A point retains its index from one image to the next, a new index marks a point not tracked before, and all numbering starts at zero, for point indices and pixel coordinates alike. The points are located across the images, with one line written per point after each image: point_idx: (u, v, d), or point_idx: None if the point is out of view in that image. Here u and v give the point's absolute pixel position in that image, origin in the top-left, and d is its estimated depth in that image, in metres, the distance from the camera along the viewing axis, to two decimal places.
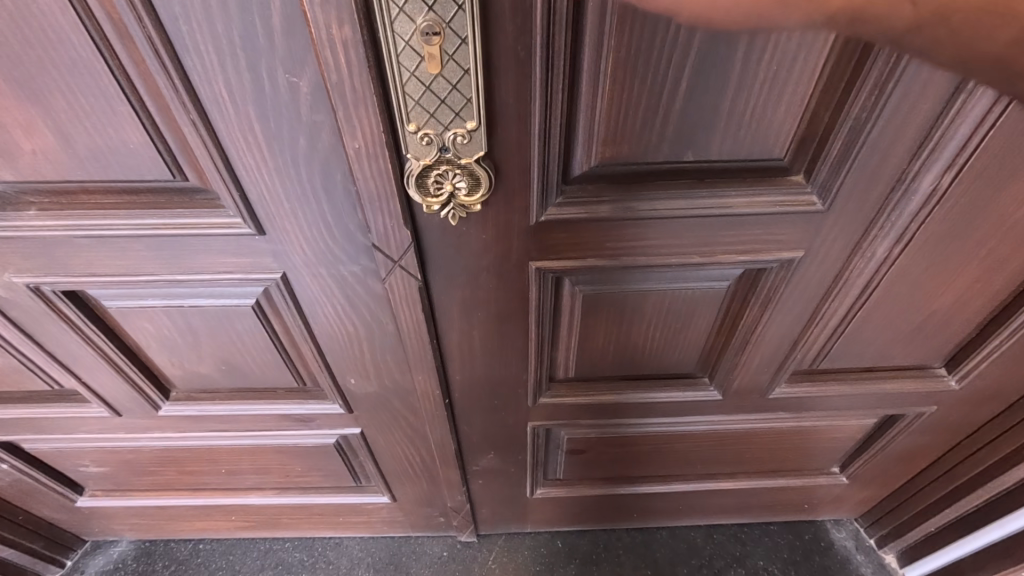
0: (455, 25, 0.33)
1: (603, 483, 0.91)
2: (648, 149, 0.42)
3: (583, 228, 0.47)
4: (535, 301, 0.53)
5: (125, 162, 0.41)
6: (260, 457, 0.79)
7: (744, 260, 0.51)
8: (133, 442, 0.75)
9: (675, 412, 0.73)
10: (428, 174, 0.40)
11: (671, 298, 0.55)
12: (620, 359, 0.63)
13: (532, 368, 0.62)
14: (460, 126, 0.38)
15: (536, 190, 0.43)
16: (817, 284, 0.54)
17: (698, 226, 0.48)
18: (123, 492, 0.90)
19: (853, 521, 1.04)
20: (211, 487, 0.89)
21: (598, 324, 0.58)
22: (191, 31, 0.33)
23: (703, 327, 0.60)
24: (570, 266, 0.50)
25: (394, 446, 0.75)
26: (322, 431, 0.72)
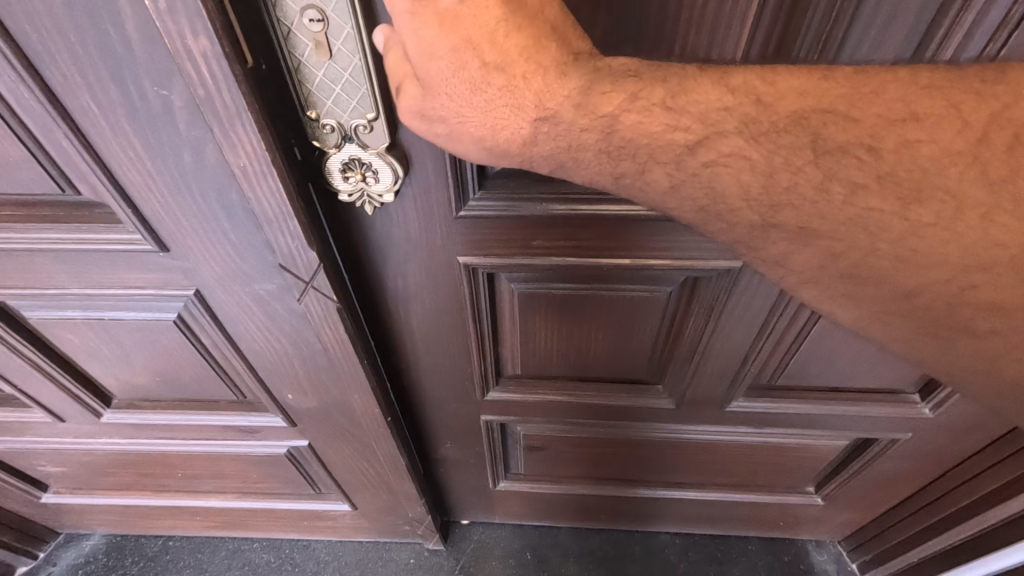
0: (337, 12, 0.32)
1: (569, 483, 0.88)
2: None
3: (507, 223, 0.45)
4: (468, 298, 0.52)
5: (12, 176, 0.39)
6: (214, 464, 0.78)
7: (681, 266, 0.48)
8: (83, 446, 0.74)
9: (632, 421, 0.70)
10: (335, 163, 0.39)
11: (612, 300, 0.53)
12: (567, 362, 0.61)
13: (475, 366, 0.60)
14: (360, 116, 0.37)
15: (451, 182, 0.42)
16: (765, 296, 0.50)
17: (628, 228, 0.45)
18: (87, 490, 0.90)
19: (836, 545, 1.00)
20: (172, 489, 0.88)
21: (539, 323, 0.56)
22: (44, 42, 0.31)
23: (649, 334, 0.57)
24: (499, 263, 0.49)
25: (345, 458, 0.73)
26: (269, 441, 0.71)
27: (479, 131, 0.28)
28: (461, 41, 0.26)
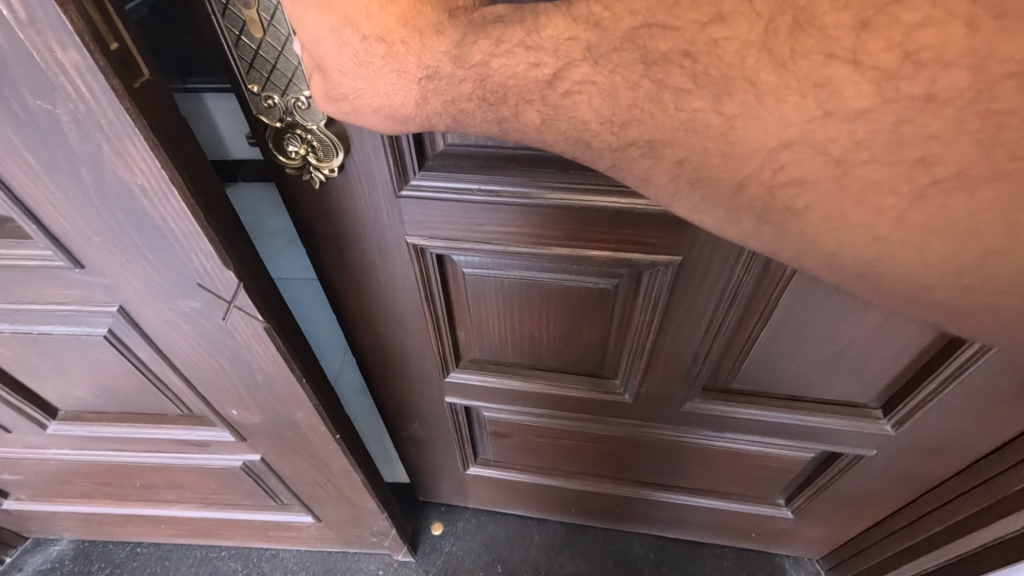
0: None
1: (539, 472, 0.89)
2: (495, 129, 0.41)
3: (449, 207, 0.47)
4: (417, 280, 0.55)
5: None
6: (169, 473, 0.78)
7: (619, 258, 0.50)
8: (37, 455, 0.74)
9: (591, 415, 0.72)
10: (280, 137, 0.41)
11: (560, 287, 0.55)
12: (522, 347, 0.64)
13: (434, 348, 0.64)
14: (298, 93, 0.39)
15: (395, 168, 0.44)
16: (710, 291, 0.52)
17: (569, 218, 0.48)
18: (49, 497, 0.89)
19: (813, 563, 0.98)
20: (133, 498, 0.87)
21: (490, 307, 0.59)
22: None
23: (599, 324, 0.60)
24: (447, 247, 0.51)
25: (300, 469, 0.75)
26: (221, 454, 0.72)
27: (381, 101, 0.31)
28: (341, 19, 0.29)
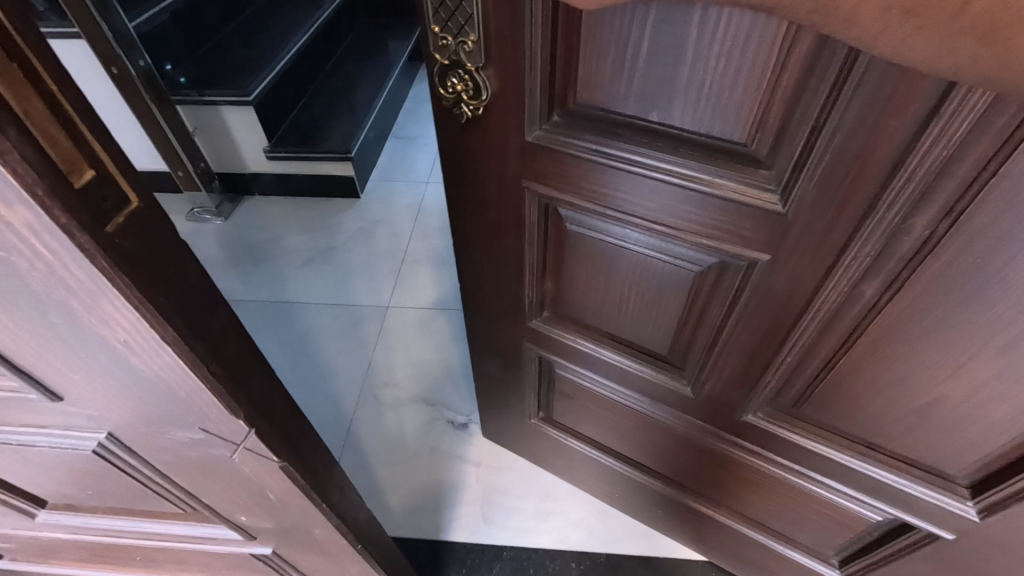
0: None
1: (590, 442, 1.11)
2: (616, 104, 0.61)
3: (565, 161, 0.69)
4: (527, 222, 0.79)
5: None
6: (176, 551, 0.71)
7: (711, 243, 0.66)
8: (31, 531, 0.67)
9: (649, 387, 0.90)
10: (447, 72, 0.67)
11: (643, 257, 0.74)
12: (600, 309, 0.86)
13: (525, 289, 0.90)
14: (464, 44, 0.63)
15: (525, 118, 0.67)
16: (793, 297, 0.65)
17: (669, 196, 0.65)
18: (44, 561, 0.80)
19: None
20: (134, 564, 0.78)
21: (577, 267, 0.82)
22: None
23: (673, 309, 0.78)
24: (558, 195, 0.73)
25: (316, 562, 0.68)
26: (225, 546, 0.63)
27: None
28: None
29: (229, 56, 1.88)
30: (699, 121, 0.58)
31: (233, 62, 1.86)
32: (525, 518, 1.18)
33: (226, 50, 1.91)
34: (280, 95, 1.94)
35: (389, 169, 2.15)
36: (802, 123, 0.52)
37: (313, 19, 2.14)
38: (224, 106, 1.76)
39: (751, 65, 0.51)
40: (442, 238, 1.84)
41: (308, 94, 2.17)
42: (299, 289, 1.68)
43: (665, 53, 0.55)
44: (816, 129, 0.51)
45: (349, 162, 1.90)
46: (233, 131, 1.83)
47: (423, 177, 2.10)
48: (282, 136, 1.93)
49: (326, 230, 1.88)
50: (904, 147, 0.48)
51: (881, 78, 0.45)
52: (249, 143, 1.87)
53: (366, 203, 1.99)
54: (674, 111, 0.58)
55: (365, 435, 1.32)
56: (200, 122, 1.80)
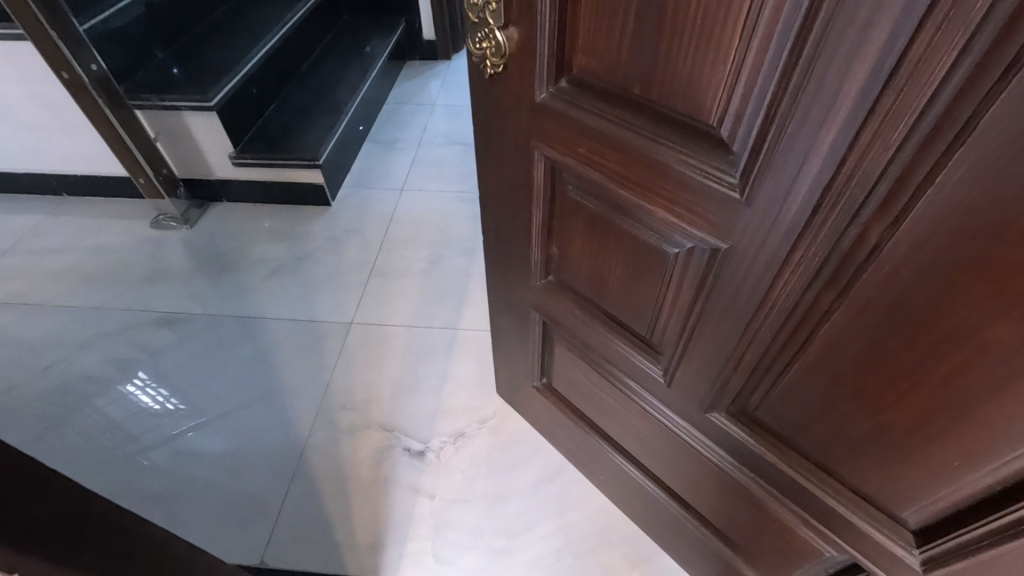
0: None
1: (576, 414, 1.15)
2: (608, 72, 0.60)
3: (564, 125, 0.69)
4: (534, 183, 0.81)
5: None
6: None
7: (676, 222, 0.64)
8: None
9: (630, 365, 0.90)
10: (476, 29, 0.69)
11: (627, 230, 0.73)
12: (591, 279, 0.86)
13: (534, 251, 0.92)
14: (490, 6, 0.65)
15: (536, 79, 0.68)
16: (750, 293, 0.62)
17: (645, 169, 0.63)
18: None
19: None
20: None
21: (576, 235, 0.82)
22: None
23: (650, 292, 0.77)
24: (556, 159, 0.73)
25: None
26: None
27: None
28: None
29: (198, 57, 1.82)
30: (671, 96, 0.56)
31: (201, 63, 1.79)
32: (471, 561, 1.13)
33: (199, 46, 1.87)
34: (246, 99, 1.87)
35: (363, 175, 2.09)
36: (758, 112, 0.50)
37: (287, 18, 2.07)
38: (185, 110, 1.69)
39: (717, 48, 0.49)
40: (416, 250, 1.78)
41: (283, 92, 2.14)
42: (262, 304, 1.62)
43: (651, 25, 0.53)
44: (772, 118, 0.49)
45: (317, 169, 1.84)
46: (197, 135, 1.78)
47: (398, 185, 2.04)
48: (251, 140, 1.88)
49: (296, 240, 1.83)
50: (846, 149, 0.45)
51: (826, 64, 0.42)
52: (215, 149, 1.81)
53: (336, 212, 1.93)
54: (653, 85, 0.57)
55: (317, 460, 1.28)
56: (163, 128, 1.74)
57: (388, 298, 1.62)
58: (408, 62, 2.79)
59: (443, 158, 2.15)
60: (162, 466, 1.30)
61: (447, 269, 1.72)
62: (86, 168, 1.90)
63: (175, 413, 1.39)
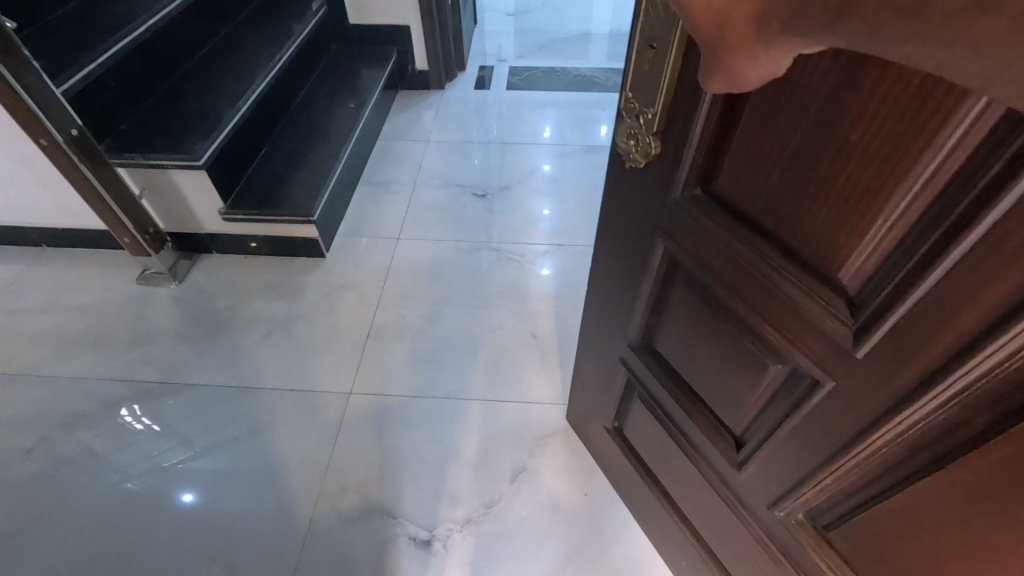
0: (660, 54, 0.60)
1: (640, 462, 1.19)
2: (745, 202, 0.62)
3: (689, 231, 0.72)
4: (654, 265, 0.83)
5: None
6: None
7: (786, 346, 0.65)
8: None
9: (706, 442, 0.93)
10: (627, 124, 0.72)
11: (733, 331, 0.74)
12: (687, 358, 0.88)
13: (635, 318, 0.96)
14: (648, 113, 0.67)
15: (673, 180, 0.70)
16: (840, 430, 0.63)
17: (765, 292, 0.64)
18: None
19: None
20: None
21: (680, 318, 0.85)
22: None
23: (742, 389, 0.79)
24: (679, 252, 0.75)
25: None
26: None
27: None
28: None
29: (181, 107, 1.75)
30: (803, 242, 0.57)
31: (186, 114, 1.73)
32: None
33: (183, 94, 1.80)
34: (234, 149, 1.81)
35: (357, 223, 2.03)
36: (879, 289, 0.52)
37: (276, 60, 2.01)
38: (171, 168, 1.62)
39: (849, 227, 0.52)
40: (414, 305, 1.74)
41: (275, 132, 2.09)
42: (259, 370, 1.57)
43: (799, 175, 0.54)
44: (886, 305, 0.51)
45: (311, 225, 1.79)
46: (185, 190, 1.71)
47: (393, 233, 1.99)
48: (241, 192, 1.82)
49: (290, 297, 1.77)
50: (952, 354, 0.47)
51: (953, 284, 0.44)
52: (203, 204, 1.75)
53: (331, 265, 1.88)
54: (790, 222, 0.58)
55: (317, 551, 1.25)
56: (148, 182, 1.67)
57: (388, 365, 1.58)
58: (400, 92, 2.72)
59: (437, 202, 2.11)
60: (206, 512, 1.33)
61: (447, 330, 1.67)
62: (68, 222, 1.82)
63: (177, 464, 1.40)
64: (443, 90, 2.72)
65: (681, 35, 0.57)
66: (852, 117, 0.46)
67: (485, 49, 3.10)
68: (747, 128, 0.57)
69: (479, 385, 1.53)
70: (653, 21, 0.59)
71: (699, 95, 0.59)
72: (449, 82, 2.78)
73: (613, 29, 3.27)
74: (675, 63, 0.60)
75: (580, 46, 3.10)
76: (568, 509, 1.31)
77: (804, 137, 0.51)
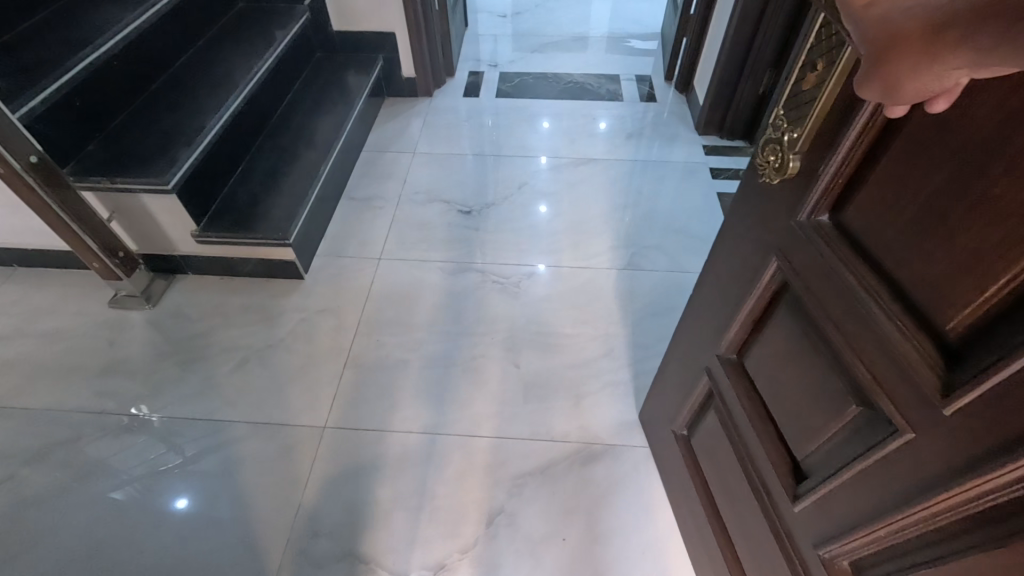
0: (824, 74, 0.59)
1: (699, 474, 1.18)
2: (871, 236, 0.60)
3: (802, 254, 0.69)
4: (765, 280, 0.79)
5: None
6: None
7: (874, 388, 0.61)
8: None
9: (768, 469, 0.88)
10: (769, 140, 0.71)
11: (827, 363, 0.70)
12: (772, 383, 0.85)
13: (733, 333, 0.93)
14: (794, 132, 0.65)
15: (799, 203, 0.68)
16: (904, 484, 0.59)
17: (860, 329, 0.61)
18: None
19: None
20: None
21: (774, 341, 0.82)
22: None
23: (818, 424, 0.75)
24: (789, 274, 0.72)
25: None
26: None
27: None
28: None
29: (155, 125, 1.69)
30: (920, 284, 0.55)
31: (158, 132, 1.67)
32: None
33: (154, 110, 1.74)
34: (211, 165, 1.75)
35: (337, 242, 1.97)
36: (990, 347, 0.49)
37: (254, 70, 1.94)
38: (140, 192, 1.57)
39: (975, 275, 0.49)
40: (393, 334, 1.69)
41: (254, 147, 2.03)
42: (229, 402, 1.53)
43: (935, 218, 0.52)
44: (989, 361, 0.48)
45: (288, 248, 1.74)
46: (156, 213, 1.66)
47: (375, 253, 1.93)
48: (219, 210, 1.78)
49: (267, 321, 1.72)
50: None
51: None
52: (175, 225, 1.70)
53: (310, 287, 1.82)
54: (913, 265, 0.55)
55: None
56: (117, 205, 1.62)
57: (365, 398, 1.53)
58: (386, 99, 2.65)
59: (418, 220, 2.05)
60: (192, 525, 1.33)
61: (425, 360, 1.62)
62: (41, 243, 1.77)
63: (173, 468, 1.41)
64: (431, 97, 2.65)
65: (847, 55, 0.55)
66: (1009, 161, 0.44)
67: (476, 53, 3.01)
68: (890, 163, 0.55)
69: (457, 419, 1.49)
70: (826, 40, 0.58)
71: (856, 108, 0.56)
72: (437, 89, 2.71)
73: (606, 31, 3.18)
74: (834, 84, 0.58)
75: (573, 50, 3.01)
76: (547, 558, 1.27)
77: (945, 182, 0.50)
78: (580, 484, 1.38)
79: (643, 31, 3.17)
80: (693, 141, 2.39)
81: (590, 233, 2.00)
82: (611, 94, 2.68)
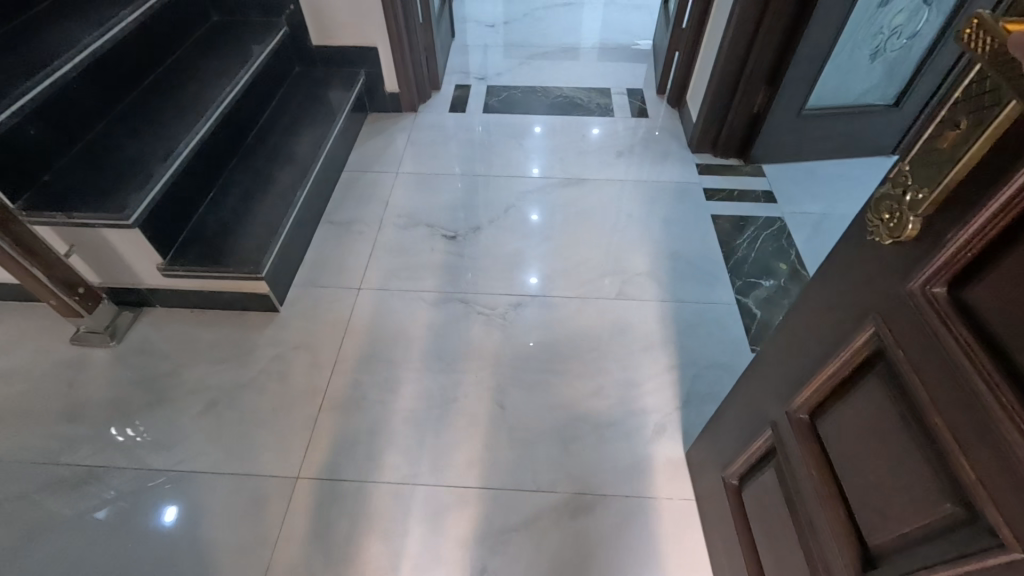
0: (971, 132, 0.47)
1: (746, 530, 1.07)
2: (998, 317, 0.49)
3: (903, 325, 0.58)
4: (854, 345, 0.67)
5: None
6: None
7: (984, 491, 0.52)
8: None
9: (830, 546, 0.76)
10: (881, 197, 0.58)
11: (924, 449, 0.60)
12: (849, 457, 0.73)
13: (805, 392, 0.80)
14: (918, 193, 0.53)
15: (907, 268, 0.57)
16: None
17: (977, 427, 0.51)
18: None
19: None
20: None
21: (857, 412, 0.70)
22: None
23: (901, 513, 0.64)
24: (887, 345, 0.61)
25: None
26: None
27: None
28: None
29: (115, 152, 1.59)
30: None
31: (121, 160, 1.57)
32: None
33: (116, 136, 1.64)
34: (178, 195, 1.66)
35: (314, 270, 1.88)
36: None
37: (228, 90, 1.84)
38: (99, 226, 1.46)
39: None
40: (373, 370, 1.60)
41: (227, 169, 1.94)
42: (194, 450, 1.44)
43: None
44: None
45: (260, 281, 1.64)
46: (118, 246, 1.56)
47: (354, 282, 1.84)
48: (186, 242, 1.68)
49: (239, 358, 1.63)
50: None
51: None
52: (139, 259, 1.60)
53: (286, 320, 1.73)
54: None
55: None
56: (78, 240, 1.53)
57: (342, 443, 1.45)
58: (369, 114, 2.56)
59: (402, 245, 1.97)
60: (182, 540, 1.30)
61: (406, 400, 1.54)
62: None
63: (132, 526, 1.31)
64: (415, 113, 2.56)
65: (1009, 108, 0.43)
66: None
67: (464, 65, 2.93)
68: None
69: (437, 466, 1.41)
70: (974, 94, 0.46)
71: (1007, 172, 0.45)
72: (422, 104, 2.62)
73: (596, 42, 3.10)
74: (982, 143, 0.46)
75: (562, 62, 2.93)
76: None
77: None
78: (571, 537, 1.30)
79: (636, 41, 3.10)
80: (686, 159, 2.32)
81: (581, 261, 1.92)
82: (602, 109, 2.60)
